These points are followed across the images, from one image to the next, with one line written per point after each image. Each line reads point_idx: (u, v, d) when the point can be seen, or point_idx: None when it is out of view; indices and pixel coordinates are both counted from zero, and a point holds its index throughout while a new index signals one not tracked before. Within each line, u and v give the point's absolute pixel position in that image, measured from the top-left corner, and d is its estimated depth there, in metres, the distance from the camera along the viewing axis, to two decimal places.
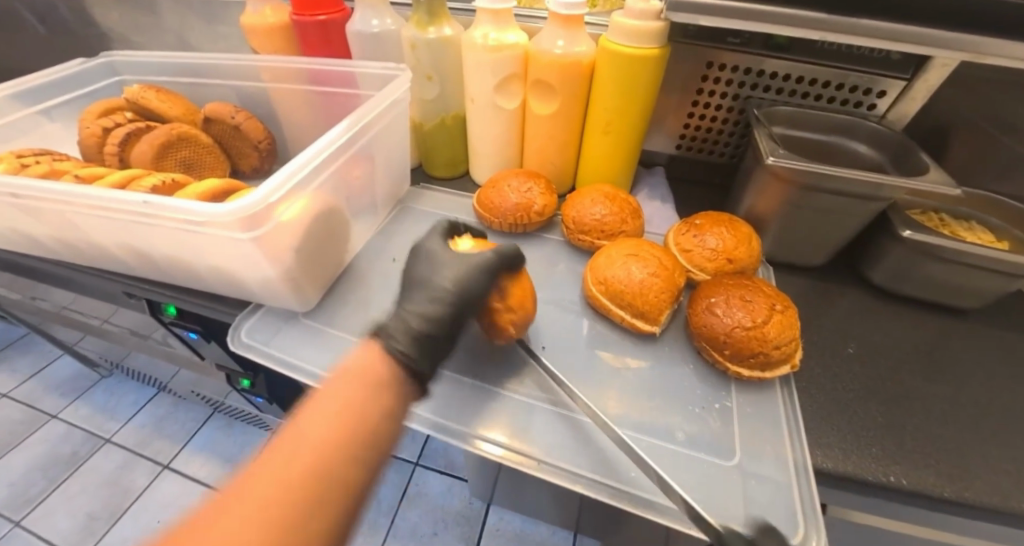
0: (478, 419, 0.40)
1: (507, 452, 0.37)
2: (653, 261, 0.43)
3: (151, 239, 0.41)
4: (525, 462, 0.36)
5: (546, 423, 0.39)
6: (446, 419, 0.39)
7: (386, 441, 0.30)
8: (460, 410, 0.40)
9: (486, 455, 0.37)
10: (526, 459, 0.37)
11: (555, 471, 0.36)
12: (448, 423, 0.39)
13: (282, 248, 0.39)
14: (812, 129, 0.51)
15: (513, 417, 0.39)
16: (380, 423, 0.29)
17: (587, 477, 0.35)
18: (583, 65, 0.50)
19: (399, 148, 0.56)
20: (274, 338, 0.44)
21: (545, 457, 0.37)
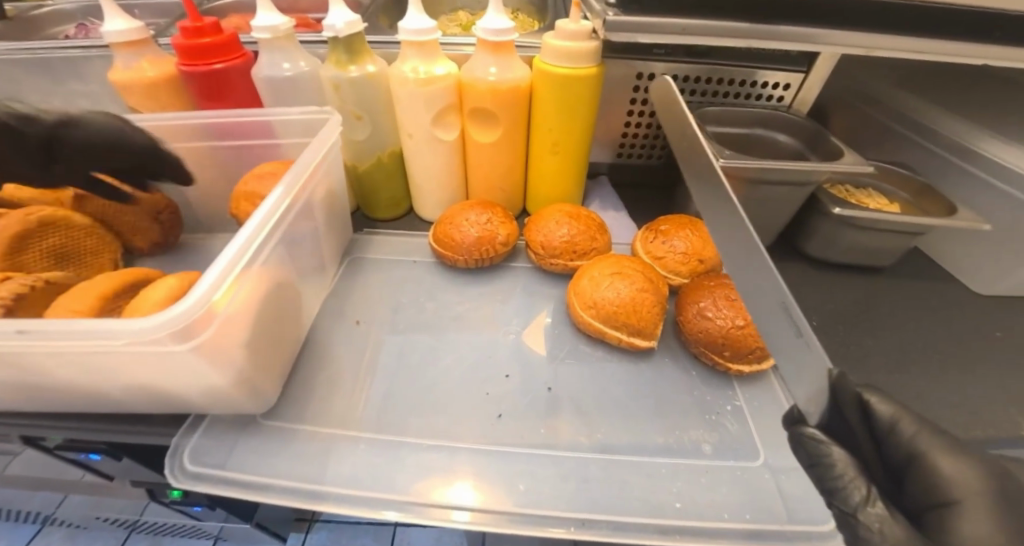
0: (440, 481, 0.35)
1: (473, 514, 0.33)
2: (637, 276, 0.43)
3: (35, 370, 0.31)
4: (500, 518, 0.33)
5: (559, 475, 0.36)
6: (409, 495, 0.34)
7: None
8: (405, 474, 0.36)
9: (451, 523, 0.32)
10: (494, 517, 0.33)
11: (531, 523, 0.33)
12: (404, 498, 0.34)
13: (231, 349, 0.32)
14: (738, 125, 0.55)
15: (497, 475, 0.36)
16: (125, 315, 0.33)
17: (583, 519, 0.33)
18: (522, 89, 0.49)
19: (338, 200, 0.50)
20: (229, 454, 0.36)
21: (521, 509, 0.33)
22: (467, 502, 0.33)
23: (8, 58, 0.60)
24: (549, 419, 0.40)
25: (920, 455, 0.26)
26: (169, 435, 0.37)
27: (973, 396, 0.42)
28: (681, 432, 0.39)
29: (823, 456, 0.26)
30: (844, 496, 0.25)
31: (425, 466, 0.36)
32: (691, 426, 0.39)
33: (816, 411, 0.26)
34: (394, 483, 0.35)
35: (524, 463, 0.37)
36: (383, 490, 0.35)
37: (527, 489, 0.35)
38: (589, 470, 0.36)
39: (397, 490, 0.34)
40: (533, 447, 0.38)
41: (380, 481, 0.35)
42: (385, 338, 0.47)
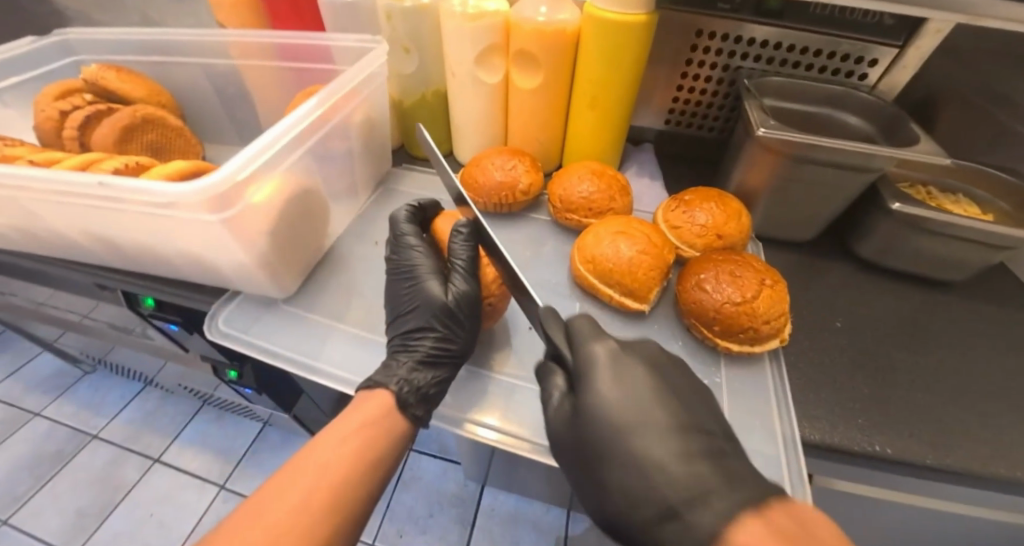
0: (473, 405, 0.41)
1: (499, 435, 0.38)
2: (641, 239, 0.42)
3: (112, 225, 0.38)
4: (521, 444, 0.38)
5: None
6: (458, 413, 0.40)
7: None
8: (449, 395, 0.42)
9: (480, 439, 0.38)
10: (518, 441, 0.38)
11: (548, 454, 0.38)
12: (450, 413, 0.41)
13: (254, 231, 0.37)
14: (803, 100, 0.50)
15: (505, 400, 0.41)
16: (393, 442, 0.35)
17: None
18: (568, 34, 0.48)
19: (378, 128, 0.53)
20: (254, 327, 0.43)
21: (535, 439, 0.38)
22: (492, 423, 0.39)
23: None
24: (537, 358, 0.44)
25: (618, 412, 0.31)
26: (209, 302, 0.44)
27: (1011, 432, 0.36)
28: None
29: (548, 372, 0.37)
30: (550, 388, 0.36)
31: (455, 389, 0.42)
32: None
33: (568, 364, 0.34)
34: (447, 403, 0.41)
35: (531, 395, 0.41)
36: None
37: (543, 422, 0.40)
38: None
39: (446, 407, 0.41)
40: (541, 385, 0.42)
41: None
42: None
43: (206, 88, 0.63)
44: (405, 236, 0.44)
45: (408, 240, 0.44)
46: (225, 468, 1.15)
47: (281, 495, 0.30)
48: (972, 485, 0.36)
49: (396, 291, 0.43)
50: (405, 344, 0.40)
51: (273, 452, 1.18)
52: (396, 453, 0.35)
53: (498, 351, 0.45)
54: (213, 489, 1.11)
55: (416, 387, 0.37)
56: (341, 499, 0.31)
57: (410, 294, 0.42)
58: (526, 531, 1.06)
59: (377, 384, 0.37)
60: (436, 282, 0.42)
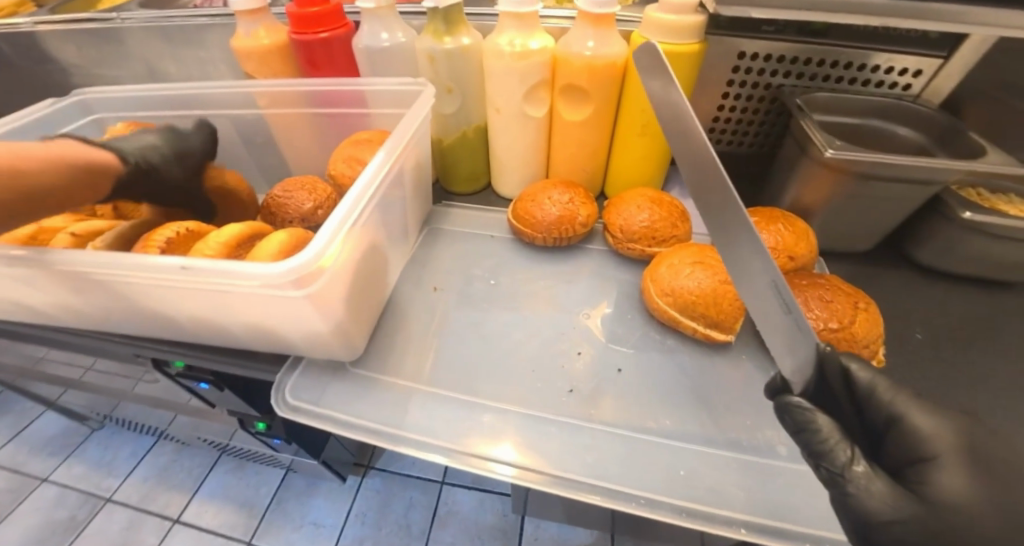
0: (486, 438, 0.37)
1: (516, 471, 0.35)
2: (721, 268, 0.41)
3: (180, 303, 0.36)
4: (542, 479, 0.35)
5: (619, 454, 0.36)
6: (466, 447, 0.37)
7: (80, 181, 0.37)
8: (453, 428, 0.38)
9: (495, 477, 0.35)
10: (537, 476, 0.35)
11: (573, 490, 0.34)
12: (448, 445, 0.37)
13: (334, 299, 0.35)
14: (851, 114, 0.50)
15: (528, 432, 0.38)
16: None
17: (630, 494, 0.33)
18: (618, 65, 0.47)
19: (425, 173, 0.52)
20: (324, 394, 0.41)
21: (558, 473, 0.35)
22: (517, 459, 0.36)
23: (151, 27, 0.68)
24: (596, 395, 0.40)
25: (898, 417, 0.27)
26: (274, 371, 0.42)
27: None
28: (756, 431, 0.37)
29: (809, 423, 0.28)
30: (831, 457, 0.26)
31: (482, 421, 0.39)
32: (767, 426, 0.38)
33: (800, 380, 0.29)
34: (453, 434, 0.38)
35: (580, 436, 0.37)
36: (445, 441, 0.37)
37: (574, 458, 0.36)
38: (648, 456, 0.36)
39: (482, 443, 0.37)
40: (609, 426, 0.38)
41: (451, 433, 0.38)
42: (461, 304, 0.49)
43: (233, 138, 0.61)
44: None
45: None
46: (250, 522, 1.10)
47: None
48: None
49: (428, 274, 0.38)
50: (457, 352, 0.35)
51: (300, 500, 1.13)
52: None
53: None
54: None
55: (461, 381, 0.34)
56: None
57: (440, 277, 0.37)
58: None
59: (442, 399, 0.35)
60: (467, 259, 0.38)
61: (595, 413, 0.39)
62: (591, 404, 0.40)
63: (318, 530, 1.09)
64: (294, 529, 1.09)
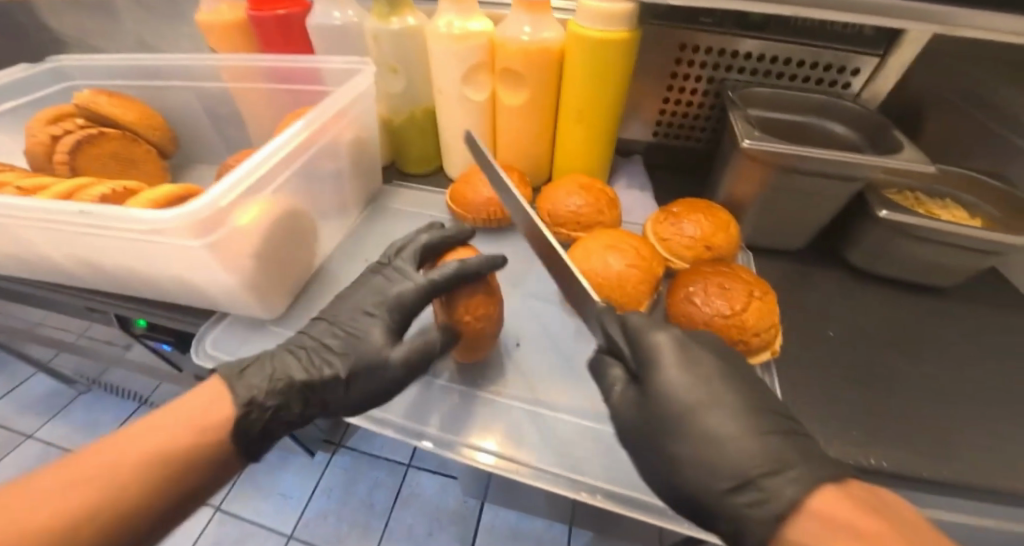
0: (469, 426, 0.39)
1: (498, 459, 0.36)
2: (630, 252, 0.42)
3: (102, 252, 0.39)
4: (515, 469, 0.36)
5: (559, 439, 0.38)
6: (453, 435, 0.38)
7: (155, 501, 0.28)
8: (440, 415, 0.40)
9: (479, 464, 0.36)
10: (517, 465, 0.36)
11: (550, 479, 0.35)
12: (434, 432, 0.38)
13: (240, 256, 0.37)
14: (788, 110, 0.50)
15: (501, 420, 0.39)
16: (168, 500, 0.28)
17: (564, 479, 0.35)
18: (553, 51, 0.48)
19: (367, 150, 0.54)
20: (240, 348, 0.43)
21: (533, 463, 0.36)
22: (490, 446, 0.37)
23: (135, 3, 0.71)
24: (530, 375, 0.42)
25: None
26: (198, 325, 0.44)
27: (1009, 439, 0.36)
28: None
29: None
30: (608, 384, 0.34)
31: (458, 410, 0.40)
32: None
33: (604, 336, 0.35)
34: (433, 420, 0.39)
35: (536, 423, 0.39)
36: (432, 428, 0.39)
37: (542, 444, 0.37)
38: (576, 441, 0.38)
39: (454, 431, 0.38)
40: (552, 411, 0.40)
41: (429, 418, 0.39)
42: None
43: (198, 111, 0.63)
44: (394, 264, 0.41)
45: (389, 270, 0.41)
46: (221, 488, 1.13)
47: (81, 463, 0.27)
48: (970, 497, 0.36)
49: (363, 293, 0.40)
50: (323, 351, 0.37)
51: (270, 471, 1.17)
52: (222, 454, 0.30)
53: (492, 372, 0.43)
54: (209, 510, 1.10)
55: (320, 391, 0.35)
56: (142, 482, 0.27)
57: (372, 299, 0.40)
58: None
59: (304, 391, 0.35)
60: (401, 283, 0.40)
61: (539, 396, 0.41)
62: (533, 387, 0.41)
63: (284, 501, 1.12)
64: (261, 498, 1.12)
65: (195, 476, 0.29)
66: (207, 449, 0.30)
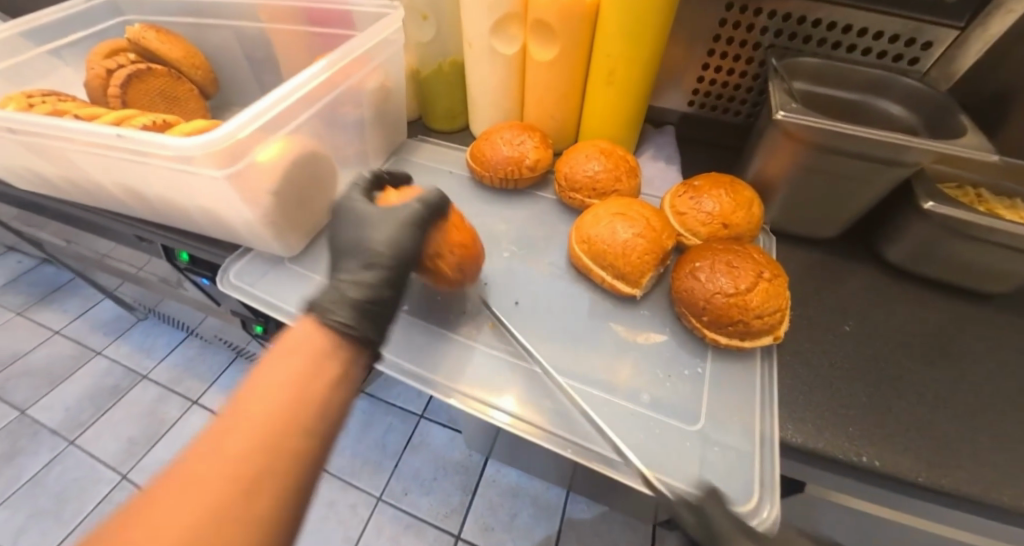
0: (483, 384, 0.37)
1: (513, 418, 0.35)
2: (640, 221, 0.41)
3: (142, 178, 0.42)
4: (540, 433, 0.34)
5: (592, 408, 0.35)
6: (463, 388, 0.37)
7: (331, 420, 0.28)
8: (456, 368, 0.38)
9: (491, 421, 0.35)
10: (534, 426, 0.34)
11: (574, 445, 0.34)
12: (459, 387, 0.37)
13: (259, 191, 0.39)
14: (840, 84, 0.46)
15: (521, 381, 0.37)
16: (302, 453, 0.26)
17: (603, 454, 0.33)
18: (585, 4, 0.46)
19: (393, 98, 0.54)
20: (260, 278, 0.46)
21: (557, 430, 0.34)
22: (511, 407, 0.35)
23: None
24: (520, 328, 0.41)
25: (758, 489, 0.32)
26: (225, 256, 0.47)
27: None
28: (626, 377, 0.37)
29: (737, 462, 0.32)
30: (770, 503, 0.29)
31: (480, 366, 0.38)
32: (638, 373, 0.37)
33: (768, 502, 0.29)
34: (451, 373, 0.38)
35: (564, 390, 0.36)
36: (452, 381, 0.37)
37: (573, 406, 0.35)
38: (615, 417, 0.35)
39: (477, 388, 0.37)
40: (574, 379, 0.37)
41: (452, 373, 0.38)
42: None
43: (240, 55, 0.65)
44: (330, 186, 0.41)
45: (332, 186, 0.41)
46: None
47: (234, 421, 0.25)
48: (972, 511, 0.34)
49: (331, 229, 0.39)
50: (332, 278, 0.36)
51: None
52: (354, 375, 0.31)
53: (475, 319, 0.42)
54: None
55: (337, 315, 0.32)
56: (296, 427, 0.26)
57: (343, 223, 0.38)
58: (524, 505, 1.09)
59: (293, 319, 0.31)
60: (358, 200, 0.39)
61: (570, 363, 0.38)
62: (556, 351, 0.39)
63: None
64: None
65: (335, 395, 0.29)
66: (343, 382, 0.30)
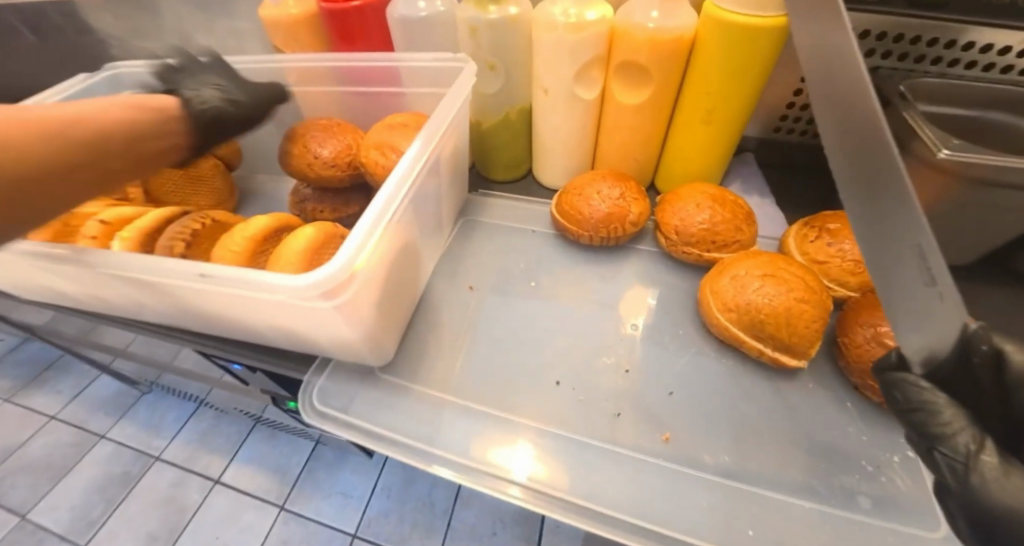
0: (503, 456, 0.34)
1: (525, 494, 0.32)
2: (797, 284, 0.36)
3: (207, 305, 0.33)
4: (553, 502, 0.31)
5: (613, 473, 0.33)
6: (483, 465, 0.33)
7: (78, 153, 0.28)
8: (472, 441, 0.35)
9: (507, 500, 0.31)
10: (552, 497, 0.31)
11: (601, 519, 0.31)
12: (462, 462, 0.34)
13: (364, 308, 0.32)
14: (966, 103, 0.42)
15: (555, 450, 0.34)
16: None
17: (625, 521, 0.30)
18: (684, 41, 0.41)
19: (459, 159, 0.48)
20: (352, 400, 0.38)
21: (585, 500, 0.31)
22: (528, 474, 0.33)
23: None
24: (688, 428, 0.35)
25: None
26: (304, 372, 0.40)
27: None
28: (831, 475, 0.32)
29: (925, 403, 0.24)
30: (950, 442, 0.23)
31: (491, 433, 0.35)
32: (843, 470, 0.32)
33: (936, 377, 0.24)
34: (464, 447, 0.34)
35: (591, 458, 0.34)
36: (461, 455, 0.34)
37: (594, 477, 0.33)
38: (645, 481, 0.32)
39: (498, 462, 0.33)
40: (614, 446, 0.34)
41: (462, 447, 0.35)
42: (495, 307, 0.45)
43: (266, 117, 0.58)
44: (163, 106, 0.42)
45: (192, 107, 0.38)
46: (283, 488, 1.15)
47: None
48: None
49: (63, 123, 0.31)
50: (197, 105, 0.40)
51: (329, 470, 1.17)
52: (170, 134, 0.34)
53: (626, 418, 0.36)
54: (275, 510, 1.11)
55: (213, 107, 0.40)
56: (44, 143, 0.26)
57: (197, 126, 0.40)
58: None
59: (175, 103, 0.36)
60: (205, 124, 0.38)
61: (609, 430, 0.35)
62: (594, 410, 0.37)
63: (347, 500, 1.12)
64: (323, 497, 1.13)
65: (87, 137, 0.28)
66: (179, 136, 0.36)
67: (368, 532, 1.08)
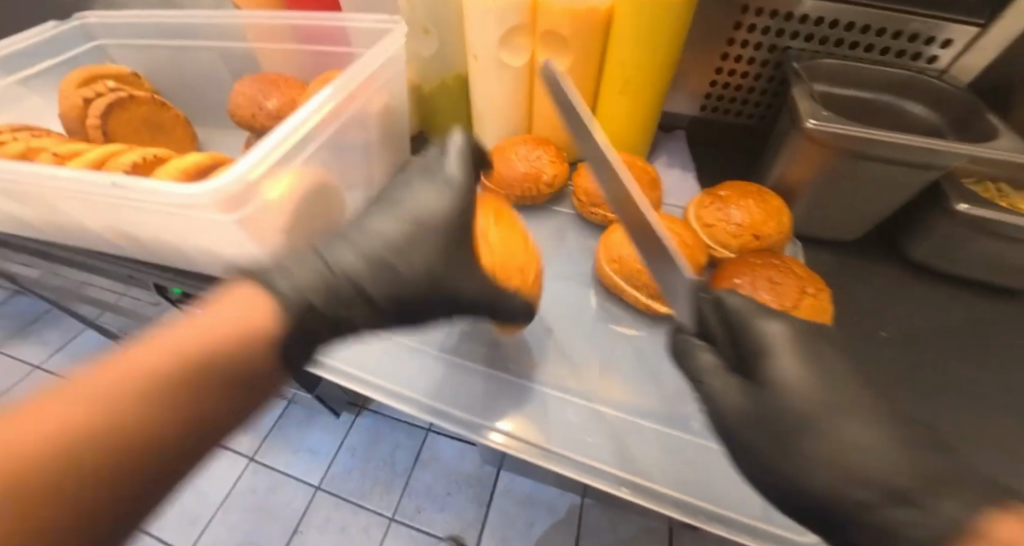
0: (483, 406, 0.36)
1: (507, 439, 0.34)
2: (673, 238, 0.39)
3: (139, 223, 0.38)
4: (535, 451, 0.33)
5: (597, 428, 0.34)
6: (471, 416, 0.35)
7: None
8: (455, 391, 0.37)
9: (489, 444, 0.34)
10: (533, 447, 0.33)
11: (579, 468, 0.32)
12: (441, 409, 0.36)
13: (268, 230, 0.37)
14: (860, 86, 0.45)
15: (533, 405, 0.36)
16: None
17: (610, 473, 0.32)
18: (599, 13, 0.44)
19: (396, 117, 0.51)
20: None
21: (557, 449, 0.33)
22: (500, 425, 0.34)
23: None
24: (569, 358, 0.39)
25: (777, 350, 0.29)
26: None
27: None
28: (677, 404, 0.36)
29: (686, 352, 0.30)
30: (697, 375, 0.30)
31: (459, 383, 0.37)
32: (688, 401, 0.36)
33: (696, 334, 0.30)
34: (451, 398, 0.36)
35: (584, 414, 0.35)
36: (448, 405, 0.36)
37: (567, 426, 0.34)
38: (626, 436, 0.34)
39: (470, 411, 0.35)
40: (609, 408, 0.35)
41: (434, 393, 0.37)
42: None
43: (226, 74, 0.62)
44: None
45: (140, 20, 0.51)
46: (254, 441, 1.20)
47: None
48: None
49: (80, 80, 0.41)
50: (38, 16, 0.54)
51: (298, 427, 1.22)
52: None
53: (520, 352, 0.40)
54: (244, 461, 1.17)
55: None
56: None
57: None
58: (539, 512, 1.07)
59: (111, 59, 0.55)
60: None
61: (575, 384, 0.37)
62: (552, 366, 0.38)
63: (312, 456, 1.17)
64: (291, 451, 1.18)
65: None
66: None
67: (330, 485, 1.13)
